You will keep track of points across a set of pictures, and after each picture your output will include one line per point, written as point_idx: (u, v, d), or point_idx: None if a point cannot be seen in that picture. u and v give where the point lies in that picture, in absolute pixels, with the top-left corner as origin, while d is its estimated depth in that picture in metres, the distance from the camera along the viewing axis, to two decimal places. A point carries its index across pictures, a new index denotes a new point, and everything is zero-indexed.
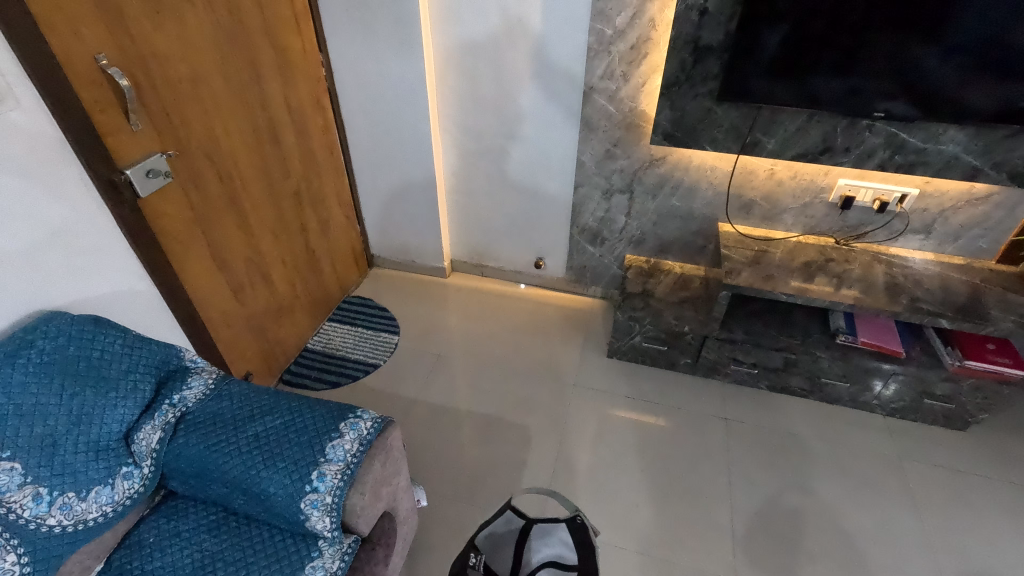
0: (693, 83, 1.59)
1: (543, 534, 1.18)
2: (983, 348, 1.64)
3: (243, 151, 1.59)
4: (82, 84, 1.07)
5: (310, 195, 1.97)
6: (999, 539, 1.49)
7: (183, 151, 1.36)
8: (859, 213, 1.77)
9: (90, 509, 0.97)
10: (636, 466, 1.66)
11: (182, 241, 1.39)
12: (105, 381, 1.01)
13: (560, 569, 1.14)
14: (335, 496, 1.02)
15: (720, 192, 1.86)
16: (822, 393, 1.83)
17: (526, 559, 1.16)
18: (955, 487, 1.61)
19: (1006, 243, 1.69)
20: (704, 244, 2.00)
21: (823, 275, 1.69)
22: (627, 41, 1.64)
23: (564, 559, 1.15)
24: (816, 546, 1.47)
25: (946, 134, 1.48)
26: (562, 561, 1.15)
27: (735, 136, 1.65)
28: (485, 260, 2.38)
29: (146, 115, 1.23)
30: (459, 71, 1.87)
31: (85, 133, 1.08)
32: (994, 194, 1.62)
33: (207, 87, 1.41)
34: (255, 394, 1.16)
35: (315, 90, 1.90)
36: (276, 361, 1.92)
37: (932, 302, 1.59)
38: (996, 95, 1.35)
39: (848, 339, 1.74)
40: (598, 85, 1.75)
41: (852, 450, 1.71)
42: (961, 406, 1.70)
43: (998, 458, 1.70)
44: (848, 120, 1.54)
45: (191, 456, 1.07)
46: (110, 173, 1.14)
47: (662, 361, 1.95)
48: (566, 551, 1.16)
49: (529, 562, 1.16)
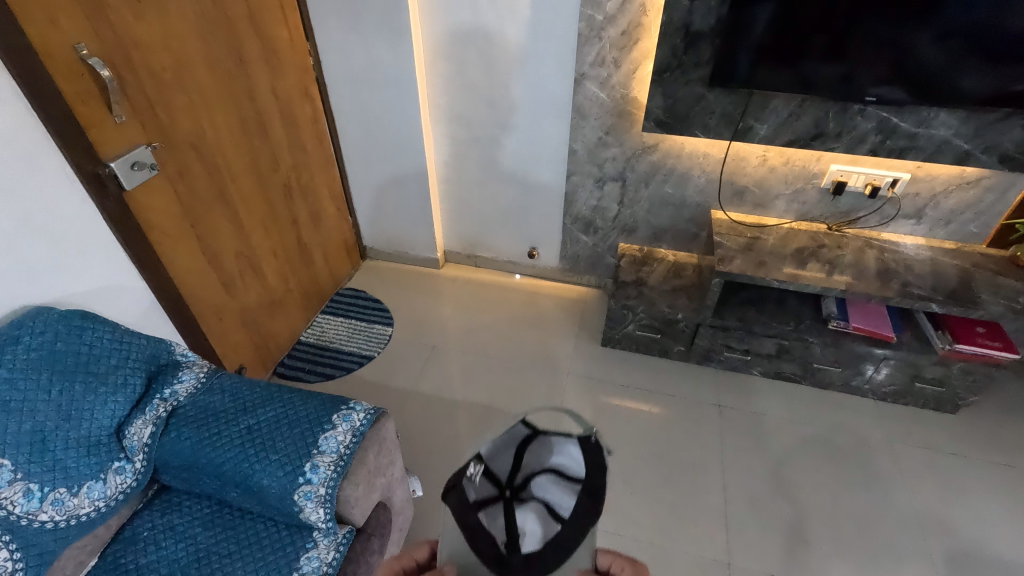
0: (684, 69, 1.58)
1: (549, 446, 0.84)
2: (973, 332, 1.65)
3: (230, 143, 1.57)
4: (63, 76, 1.05)
5: (300, 186, 1.95)
6: (986, 519, 1.52)
7: (168, 143, 1.34)
8: (851, 198, 1.77)
9: (83, 505, 0.97)
10: (631, 454, 1.67)
11: (170, 235, 1.38)
12: (95, 377, 1.01)
13: (563, 480, 0.82)
14: (328, 488, 1.01)
15: (712, 179, 1.86)
16: (814, 378, 1.84)
17: (525, 464, 0.83)
18: (945, 469, 1.63)
19: (997, 226, 1.70)
20: (697, 231, 2.00)
21: (815, 261, 1.69)
22: (617, 26, 1.62)
23: (569, 467, 0.83)
24: (807, 530, 1.49)
25: (938, 119, 1.48)
26: (565, 472, 0.82)
27: (727, 123, 1.64)
28: (478, 250, 2.37)
29: (129, 106, 1.21)
30: (448, 59, 1.84)
31: (67, 124, 1.06)
32: (984, 178, 1.62)
33: (192, 78, 1.39)
34: (247, 387, 1.16)
35: (303, 80, 1.88)
36: (269, 355, 1.91)
37: (923, 287, 1.60)
38: (987, 78, 1.34)
39: (839, 325, 1.74)
40: (588, 72, 1.73)
41: (844, 434, 1.73)
42: (952, 389, 1.71)
43: (987, 439, 1.72)
44: (839, 106, 1.53)
45: (184, 450, 1.06)
46: (94, 167, 1.13)
47: (656, 348, 1.96)
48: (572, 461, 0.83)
49: (529, 468, 0.83)
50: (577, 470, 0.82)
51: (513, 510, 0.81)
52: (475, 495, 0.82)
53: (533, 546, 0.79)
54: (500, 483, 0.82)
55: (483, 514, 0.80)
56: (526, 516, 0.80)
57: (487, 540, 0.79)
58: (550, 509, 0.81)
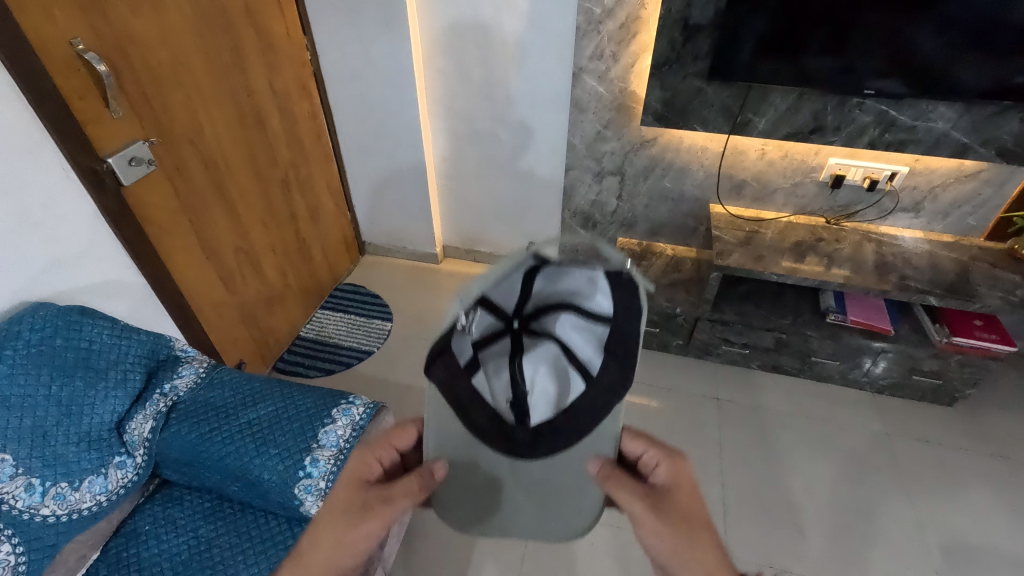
0: (683, 63, 1.57)
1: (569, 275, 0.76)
2: (971, 325, 1.65)
3: (228, 139, 1.56)
4: (59, 71, 1.04)
5: (298, 182, 1.95)
6: (982, 510, 1.53)
7: (165, 139, 1.34)
8: (849, 192, 1.77)
9: (85, 499, 0.97)
10: None
11: (169, 231, 1.38)
12: (95, 372, 1.01)
13: (582, 317, 0.77)
14: (328, 481, 1.02)
15: (711, 173, 1.86)
16: (812, 372, 1.85)
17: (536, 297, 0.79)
18: (942, 461, 1.64)
19: (995, 220, 1.70)
20: (695, 225, 2.00)
21: (813, 255, 1.69)
22: (616, 19, 1.59)
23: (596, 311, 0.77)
24: (805, 521, 1.50)
25: (936, 111, 1.48)
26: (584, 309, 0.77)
27: (726, 116, 1.64)
28: (477, 245, 2.37)
29: (126, 101, 1.21)
30: (446, 53, 1.84)
31: (63, 119, 1.06)
32: (983, 171, 1.62)
33: (189, 72, 1.38)
34: (247, 382, 1.16)
35: (301, 75, 1.87)
36: (269, 351, 1.92)
37: (920, 280, 1.60)
38: (986, 72, 1.34)
39: (837, 318, 1.74)
40: (587, 66, 1.70)
41: (842, 427, 1.74)
42: (949, 381, 1.72)
43: (983, 431, 1.73)
44: (838, 99, 1.53)
45: (184, 445, 1.07)
46: (92, 162, 1.13)
47: (654, 342, 1.96)
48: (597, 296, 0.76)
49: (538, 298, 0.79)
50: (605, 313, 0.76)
51: (520, 354, 0.79)
52: (471, 346, 0.75)
53: (544, 407, 0.78)
54: (507, 315, 0.78)
55: (482, 372, 0.76)
56: (535, 362, 0.79)
57: (487, 417, 0.76)
58: (573, 368, 0.77)
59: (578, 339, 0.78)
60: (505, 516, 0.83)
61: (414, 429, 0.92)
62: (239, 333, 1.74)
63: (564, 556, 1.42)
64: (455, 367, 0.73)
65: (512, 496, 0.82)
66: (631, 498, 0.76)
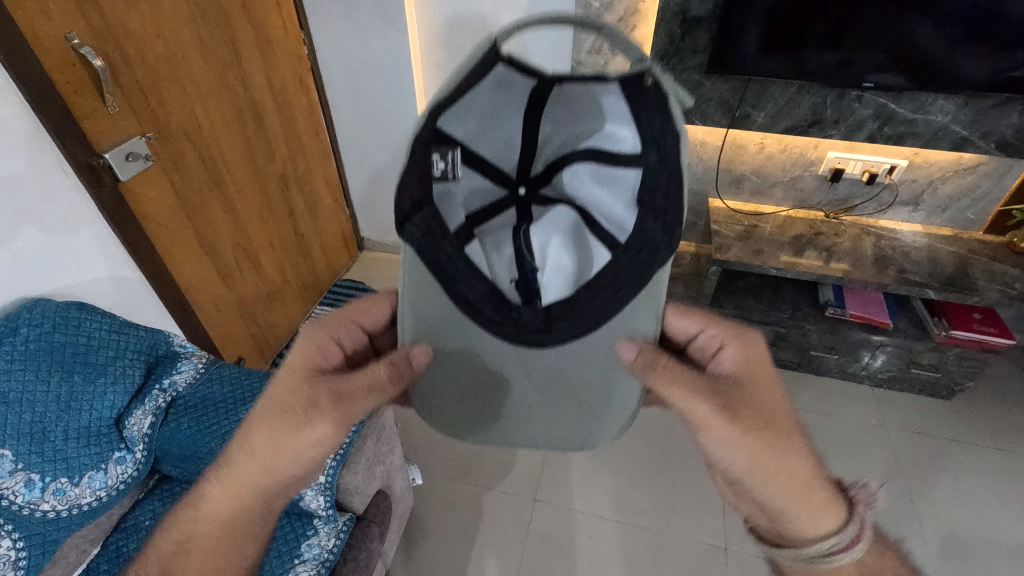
0: (682, 56, 1.56)
1: (574, 102, 0.78)
2: (970, 318, 1.65)
3: (226, 133, 1.56)
4: (53, 64, 1.04)
5: (297, 177, 1.94)
6: (980, 502, 1.53)
7: (162, 134, 1.33)
8: (848, 185, 1.77)
9: (84, 494, 0.97)
10: (628, 442, 1.69)
11: (166, 226, 1.37)
12: (94, 367, 1.01)
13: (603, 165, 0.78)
14: (328, 475, 1.02)
15: (709, 168, 1.85)
16: (811, 366, 1.85)
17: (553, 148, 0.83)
18: (940, 454, 1.65)
19: (994, 213, 1.70)
20: (694, 220, 2.00)
21: (812, 249, 1.69)
22: (615, 12, 1.59)
23: (618, 148, 0.76)
24: None
25: (936, 104, 1.47)
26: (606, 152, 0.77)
27: (724, 110, 1.63)
28: None
29: (122, 96, 1.20)
30: (444, 47, 1.83)
31: (60, 115, 1.06)
32: (982, 164, 1.62)
33: (185, 67, 1.38)
34: (246, 377, 1.16)
35: (298, 70, 1.86)
36: (269, 346, 1.92)
37: (919, 273, 1.60)
38: (986, 65, 1.34)
39: (836, 312, 1.74)
40: (585, 60, 1.72)
41: (840, 420, 1.74)
42: (947, 374, 1.72)
43: (981, 424, 1.73)
44: (837, 92, 1.52)
45: (184, 441, 1.07)
46: (88, 157, 1.12)
47: None
48: (615, 135, 0.76)
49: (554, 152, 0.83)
50: (628, 150, 0.74)
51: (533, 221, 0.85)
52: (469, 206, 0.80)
53: (562, 274, 0.80)
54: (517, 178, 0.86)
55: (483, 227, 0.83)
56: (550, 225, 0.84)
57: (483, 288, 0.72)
58: (591, 231, 0.81)
59: (597, 189, 0.81)
60: (515, 407, 0.78)
61: (387, 304, 0.89)
62: (201, 278, 1.53)
63: (564, 549, 1.43)
64: (437, 228, 0.70)
65: (523, 386, 0.76)
66: (696, 403, 0.72)
